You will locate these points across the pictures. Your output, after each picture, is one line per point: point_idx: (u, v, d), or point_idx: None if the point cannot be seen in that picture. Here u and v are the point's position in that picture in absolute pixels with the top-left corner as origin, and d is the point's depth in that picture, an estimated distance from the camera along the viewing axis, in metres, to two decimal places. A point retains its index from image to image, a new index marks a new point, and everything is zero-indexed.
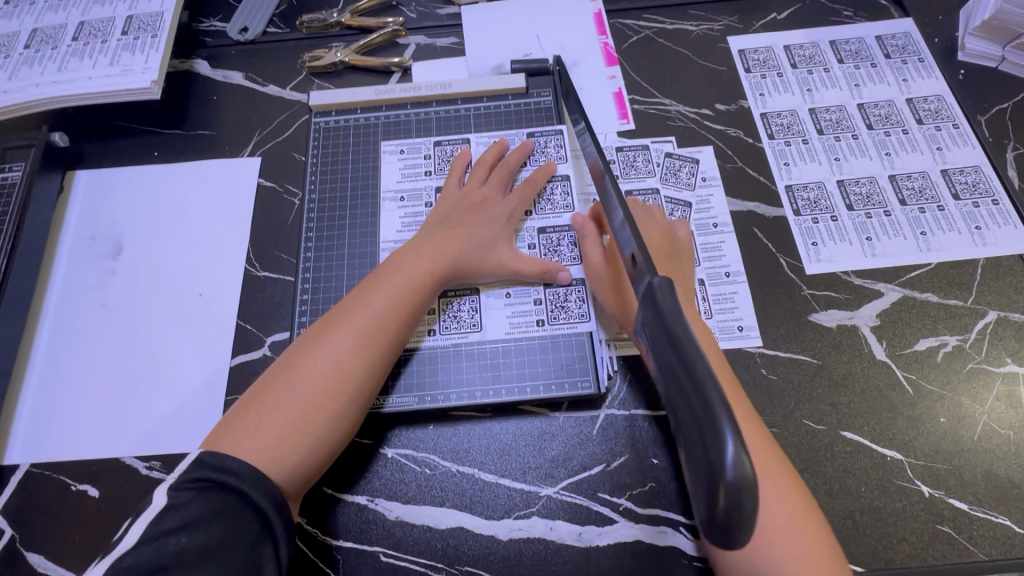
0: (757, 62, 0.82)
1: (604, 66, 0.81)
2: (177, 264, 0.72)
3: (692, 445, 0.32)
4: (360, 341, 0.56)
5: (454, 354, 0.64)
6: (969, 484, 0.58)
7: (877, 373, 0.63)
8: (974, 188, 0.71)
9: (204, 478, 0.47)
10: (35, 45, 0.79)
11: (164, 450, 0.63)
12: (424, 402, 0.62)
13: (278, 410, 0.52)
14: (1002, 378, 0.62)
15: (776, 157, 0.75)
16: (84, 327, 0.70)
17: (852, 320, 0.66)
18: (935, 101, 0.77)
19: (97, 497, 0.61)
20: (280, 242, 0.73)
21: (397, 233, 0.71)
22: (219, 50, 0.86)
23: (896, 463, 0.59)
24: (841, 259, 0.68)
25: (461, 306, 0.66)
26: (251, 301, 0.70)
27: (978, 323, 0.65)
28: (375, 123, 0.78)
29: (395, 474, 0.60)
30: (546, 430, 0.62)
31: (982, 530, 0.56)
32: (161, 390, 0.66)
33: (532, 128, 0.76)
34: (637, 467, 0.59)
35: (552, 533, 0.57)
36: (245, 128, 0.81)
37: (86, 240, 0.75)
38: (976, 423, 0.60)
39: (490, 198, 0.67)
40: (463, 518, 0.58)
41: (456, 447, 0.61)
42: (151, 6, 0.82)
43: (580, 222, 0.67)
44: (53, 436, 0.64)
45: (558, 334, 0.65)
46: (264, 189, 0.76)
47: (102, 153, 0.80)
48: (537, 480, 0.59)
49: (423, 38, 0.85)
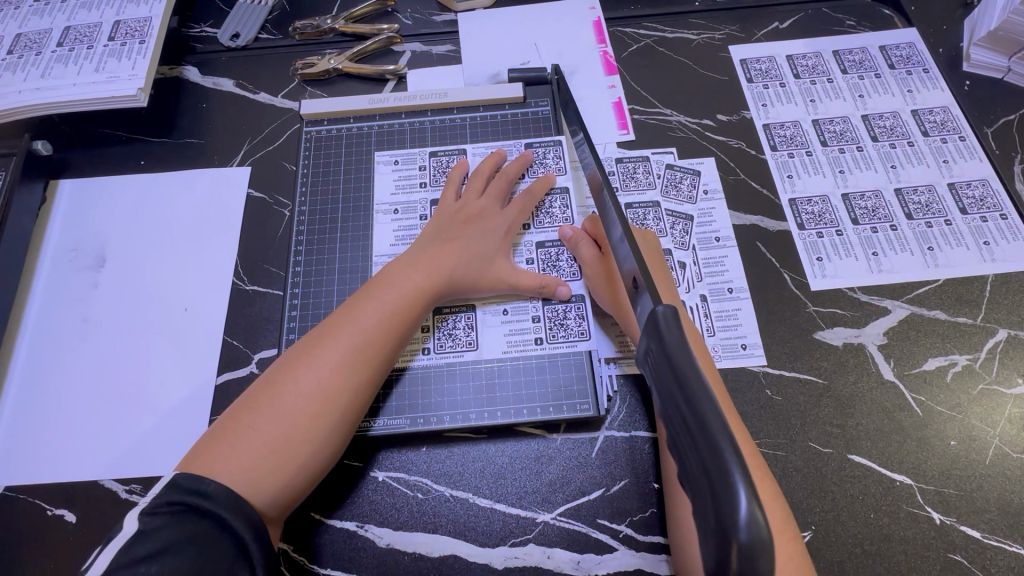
0: (759, 72, 0.80)
1: (603, 75, 0.80)
2: (162, 276, 0.70)
3: (701, 497, 0.30)
4: (346, 358, 0.54)
5: (448, 373, 0.62)
6: (981, 510, 0.56)
7: (885, 394, 0.61)
8: (981, 203, 0.69)
9: (178, 502, 0.45)
10: (19, 50, 0.77)
11: (143, 473, 0.61)
12: (417, 424, 0.60)
13: (257, 430, 0.50)
14: (1013, 399, 0.60)
15: (779, 169, 0.73)
16: (65, 343, 0.67)
17: (859, 338, 0.64)
18: (941, 112, 0.75)
19: (74, 522, 0.58)
20: (270, 255, 0.71)
21: (390, 247, 0.69)
22: (210, 56, 0.84)
23: (905, 488, 0.57)
24: (847, 275, 0.67)
25: (456, 323, 0.64)
26: (238, 317, 0.68)
27: (988, 341, 0.63)
28: (368, 132, 0.76)
29: (385, 498, 0.58)
30: (544, 452, 0.59)
31: (995, 560, 0.54)
32: (143, 409, 0.63)
33: (531, 139, 0.74)
34: (637, 492, 0.57)
35: (550, 562, 0.55)
36: (235, 136, 0.78)
37: (70, 251, 0.72)
38: (988, 446, 0.58)
39: (487, 211, 0.66)
40: (456, 545, 0.56)
41: (450, 470, 0.59)
42: (140, 12, 0.80)
43: (572, 238, 0.65)
44: (29, 457, 0.62)
45: (556, 352, 0.63)
46: (253, 200, 0.74)
47: (87, 161, 0.78)
48: (534, 505, 0.57)
49: (419, 46, 0.83)
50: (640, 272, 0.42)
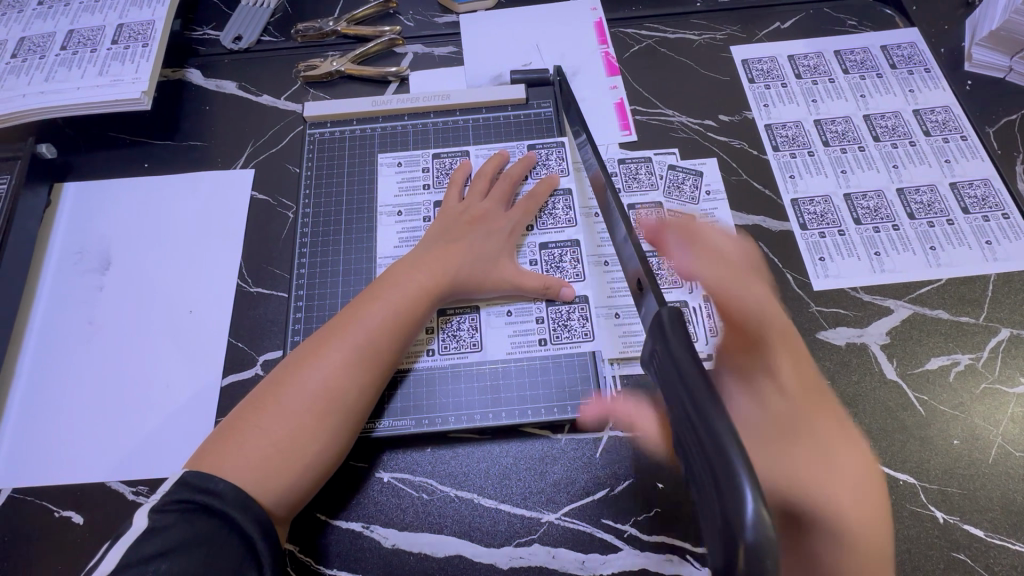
0: (761, 72, 0.80)
1: (605, 76, 0.80)
2: (167, 279, 0.70)
3: (707, 499, 0.31)
4: (351, 359, 0.54)
5: (453, 374, 0.62)
6: (985, 509, 0.56)
7: (889, 394, 0.61)
8: (983, 202, 0.70)
9: (187, 500, 0.45)
10: (23, 54, 0.77)
11: (150, 475, 0.61)
12: (421, 426, 0.60)
13: (263, 429, 0.50)
14: (1016, 398, 0.60)
15: (781, 169, 0.73)
16: (70, 346, 0.67)
17: (861, 338, 0.64)
18: (943, 112, 0.76)
19: (81, 524, 0.59)
20: (274, 257, 0.71)
21: (394, 249, 0.69)
22: (212, 59, 0.84)
23: (909, 487, 0.57)
24: (849, 275, 0.67)
25: (460, 324, 0.64)
26: (242, 319, 0.68)
27: (991, 340, 0.63)
28: (371, 134, 0.76)
29: (391, 499, 0.58)
30: (548, 453, 0.60)
31: (999, 558, 0.54)
32: (148, 412, 0.64)
33: (533, 140, 0.74)
34: (641, 492, 0.57)
35: (555, 561, 0.55)
36: (238, 139, 0.79)
37: (75, 254, 0.72)
38: (991, 445, 0.59)
39: (491, 213, 0.66)
40: (462, 546, 0.56)
41: (455, 471, 0.59)
42: (143, 15, 0.81)
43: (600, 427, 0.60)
44: (36, 460, 0.62)
45: (560, 353, 0.63)
46: (257, 202, 0.74)
47: (92, 164, 0.78)
48: (539, 506, 0.57)
49: (421, 48, 0.83)
50: (645, 273, 0.43)
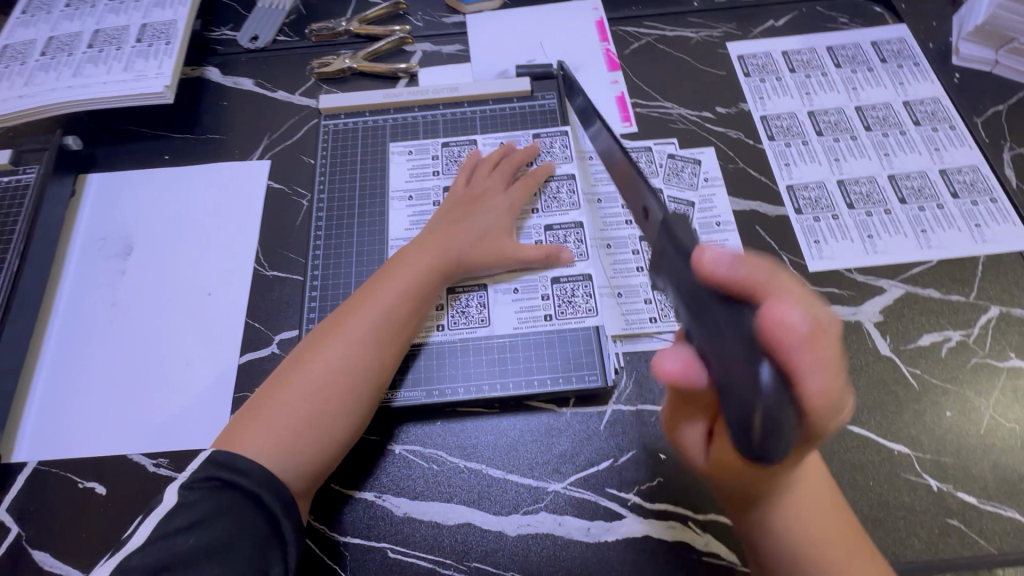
0: (756, 67, 0.84)
1: (606, 71, 0.83)
2: (187, 263, 0.73)
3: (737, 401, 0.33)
4: (370, 337, 0.57)
5: (462, 349, 0.65)
6: (977, 477, 0.58)
7: (882, 368, 0.63)
8: (971, 187, 0.72)
9: (216, 478, 0.48)
10: (51, 52, 0.81)
11: (172, 447, 0.63)
12: (432, 397, 0.63)
13: (291, 406, 0.53)
14: (1006, 372, 0.62)
15: (776, 157, 0.76)
16: (94, 326, 0.70)
17: (855, 315, 0.66)
18: (932, 103, 0.79)
19: (104, 494, 0.61)
20: (289, 242, 0.74)
21: (405, 232, 0.72)
22: (231, 58, 0.88)
23: (903, 457, 0.59)
24: (844, 256, 0.69)
25: (469, 301, 0.67)
26: (259, 300, 0.71)
27: (981, 318, 0.66)
28: (383, 125, 0.79)
29: (402, 469, 0.60)
30: (553, 426, 0.62)
31: (990, 524, 0.56)
32: (169, 388, 0.66)
33: (538, 129, 0.77)
34: (645, 462, 0.59)
35: (561, 529, 0.57)
36: (255, 132, 0.82)
37: (98, 240, 0.75)
38: (982, 416, 0.61)
39: (498, 197, 0.69)
40: (471, 514, 0.58)
41: (463, 443, 0.61)
42: (165, 16, 0.85)
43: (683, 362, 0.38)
44: (61, 434, 0.64)
45: (565, 329, 0.65)
46: (273, 190, 0.77)
47: (115, 156, 0.81)
48: (545, 476, 0.59)
49: (429, 46, 0.87)
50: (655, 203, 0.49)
